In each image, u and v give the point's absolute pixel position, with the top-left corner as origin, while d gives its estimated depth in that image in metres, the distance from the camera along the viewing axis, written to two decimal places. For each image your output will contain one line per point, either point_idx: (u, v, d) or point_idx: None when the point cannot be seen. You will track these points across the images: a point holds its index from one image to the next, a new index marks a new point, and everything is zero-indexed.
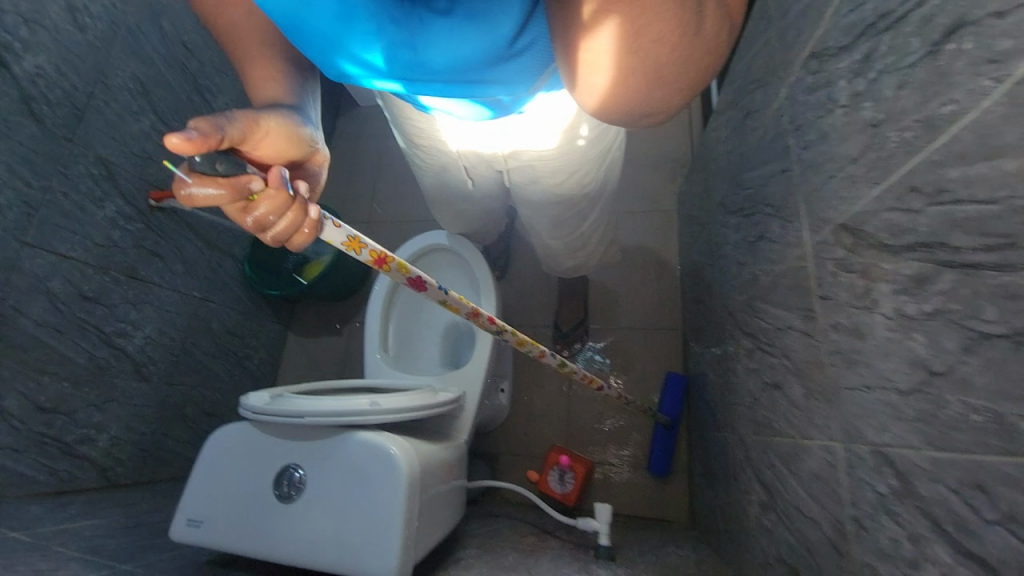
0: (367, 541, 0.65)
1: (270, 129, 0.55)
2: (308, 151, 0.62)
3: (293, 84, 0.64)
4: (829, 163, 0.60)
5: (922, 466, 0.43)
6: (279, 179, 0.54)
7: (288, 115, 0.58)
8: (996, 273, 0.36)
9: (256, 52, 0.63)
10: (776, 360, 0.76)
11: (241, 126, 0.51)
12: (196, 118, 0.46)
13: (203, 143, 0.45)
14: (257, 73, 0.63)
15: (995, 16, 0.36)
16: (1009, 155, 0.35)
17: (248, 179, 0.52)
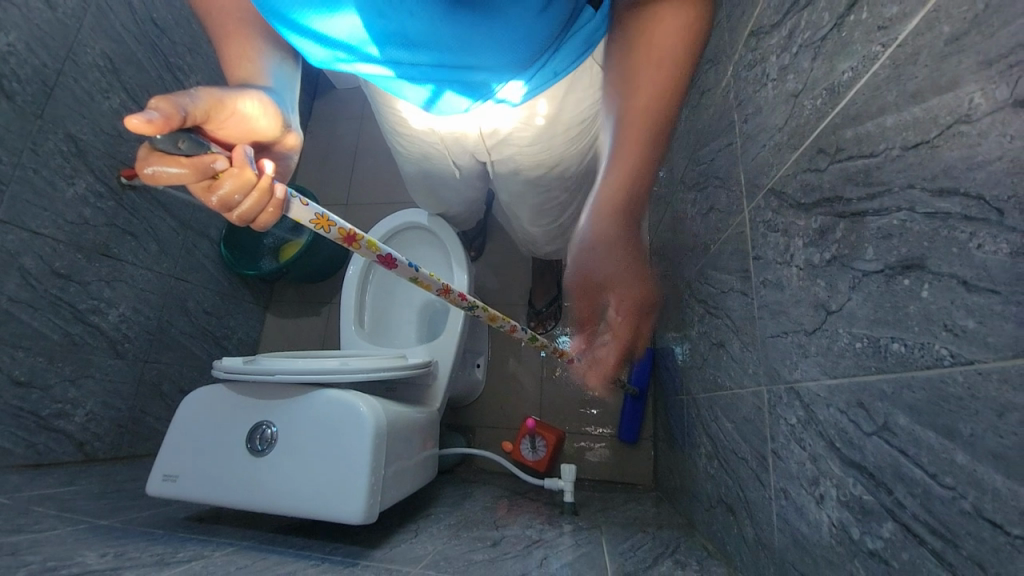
0: (337, 487, 0.70)
1: (235, 109, 0.54)
2: (275, 133, 0.61)
3: (269, 58, 0.66)
4: (762, 133, 0.65)
5: (822, 395, 0.48)
6: (244, 159, 0.53)
7: (255, 95, 0.57)
8: (875, 217, 0.41)
9: (231, 25, 0.64)
10: (721, 321, 0.83)
11: (206, 106, 0.49)
12: (155, 96, 0.44)
13: (164, 124, 0.44)
14: (232, 47, 0.64)
15: None
16: (888, 114, 0.40)
17: (214, 159, 0.51)
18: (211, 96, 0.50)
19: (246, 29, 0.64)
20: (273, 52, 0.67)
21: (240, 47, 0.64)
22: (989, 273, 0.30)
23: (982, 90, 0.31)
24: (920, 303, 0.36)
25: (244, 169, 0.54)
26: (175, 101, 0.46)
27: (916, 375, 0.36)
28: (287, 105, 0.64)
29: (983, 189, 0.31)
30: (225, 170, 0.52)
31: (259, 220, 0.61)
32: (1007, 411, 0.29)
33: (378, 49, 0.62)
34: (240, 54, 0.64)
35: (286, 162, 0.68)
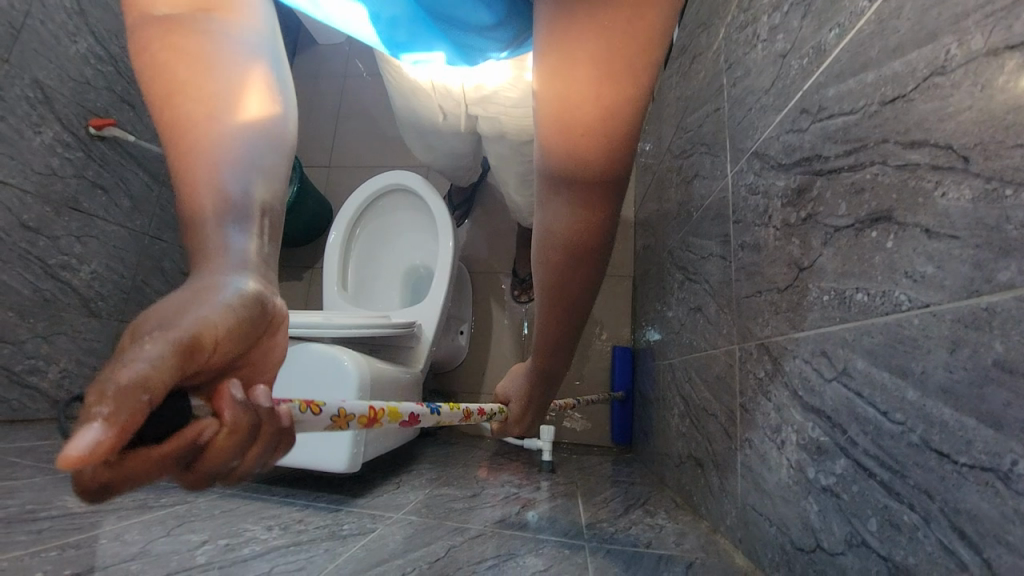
0: (323, 437, 0.72)
1: (218, 330, 0.29)
2: (261, 321, 0.34)
3: (238, 165, 0.40)
4: (749, 97, 0.66)
5: (789, 347, 0.51)
6: (240, 405, 0.28)
7: (226, 300, 0.31)
8: (850, 173, 0.42)
9: (178, 108, 0.40)
10: (699, 286, 0.85)
11: (173, 347, 0.26)
12: (96, 384, 0.23)
13: (110, 441, 0.23)
14: (184, 157, 0.40)
15: None
16: (870, 70, 0.40)
17: (198, 432, 0.27)
18: (176, 331, 0.27)
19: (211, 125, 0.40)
20: (253, 155, 0.41)
21: (191, 153, 0.39)
22: (951, 220, 0.31)
23: (959, 41, 0.32)
24: (884, 254, 0.37)
25: (243, 417, 0.29)
26: (117, 383, 0.24)
27: (876, 321, 0.38)
28: (253, 259, 0.37)
29: (952, 139, 0.32)
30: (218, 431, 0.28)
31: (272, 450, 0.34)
32: (956, 347, 0.30)
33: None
34: (189, 168, 0.39)
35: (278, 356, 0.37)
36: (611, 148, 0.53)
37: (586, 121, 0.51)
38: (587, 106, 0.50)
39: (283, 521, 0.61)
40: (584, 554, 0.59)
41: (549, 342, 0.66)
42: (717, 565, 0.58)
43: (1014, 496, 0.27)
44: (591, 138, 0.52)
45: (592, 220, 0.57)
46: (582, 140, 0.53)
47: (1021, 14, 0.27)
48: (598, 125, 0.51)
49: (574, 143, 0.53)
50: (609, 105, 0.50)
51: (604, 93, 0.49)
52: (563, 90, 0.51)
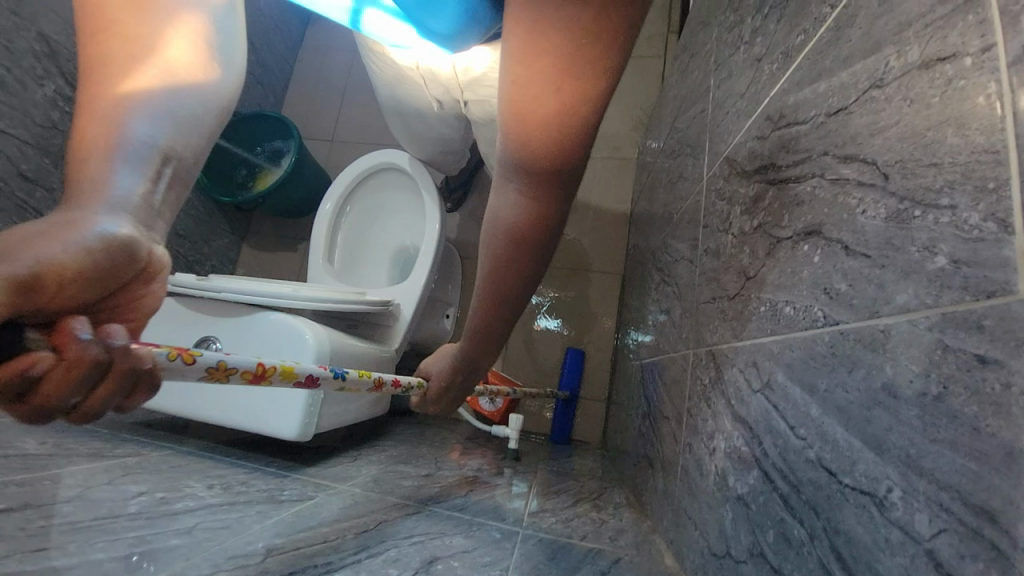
0: (275, 405, 0.74)
1: (68, 265, 0.31)
2: (128, 260, 0.35)
3: (151, 113, 0.40)
4: (729, 100, 0.65)
5: (729, 355, 0.51)
6: (78, 345, 0.29)
7: (93, 236, 0.33)
8: (796, 183, 0.42)
9: (106, 50, 0.40)
10: (670, 288, 0.84)
11: (7, 283, 0.27)
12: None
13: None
14: (99, 87, 0.40)
15: None
16: (823, 79, 0.39)
17: (32, 362, 0.28)
18: (18, 263, 0.28)
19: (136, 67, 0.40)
20: (172, 107, 0.42)
21: (107, 92, 0.40)
22: (866, 238, 0.31)
23: (898, 52, 0.30)
24: (812, 268, 0.37)
25: (82, 358, 0.29)
26: None
27: (797, 335, 0.37)
28: (139, 202, 0.38)
29: (877, 155, 0.31)
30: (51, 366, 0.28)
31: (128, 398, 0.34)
32: (855, 367, 0.30)
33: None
34: (99, 105, 0.39)
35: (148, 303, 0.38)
36: (564, 145, 0.53)
37: (544, 112, 0.51)
38: (545, 95, 0.50)
39: (227, 481, 0.63)
40: (515, 540, 0.60)
41: (485, 330, 0.64)
42: (645, 563, 0.59)
43: (885, 523, 0.27)
44: (545, 133, 0.52)
45: (536, 211, 0.57)
46: (533, 135, 0.52)
47: (956, 25, 0.26)
48: (557, 113, 0.51)
49: (530, 131, 0.52)
50: (566, 99, 0.50)
51: (564, 89, 0.49)
52: (525, 81, 0.50)
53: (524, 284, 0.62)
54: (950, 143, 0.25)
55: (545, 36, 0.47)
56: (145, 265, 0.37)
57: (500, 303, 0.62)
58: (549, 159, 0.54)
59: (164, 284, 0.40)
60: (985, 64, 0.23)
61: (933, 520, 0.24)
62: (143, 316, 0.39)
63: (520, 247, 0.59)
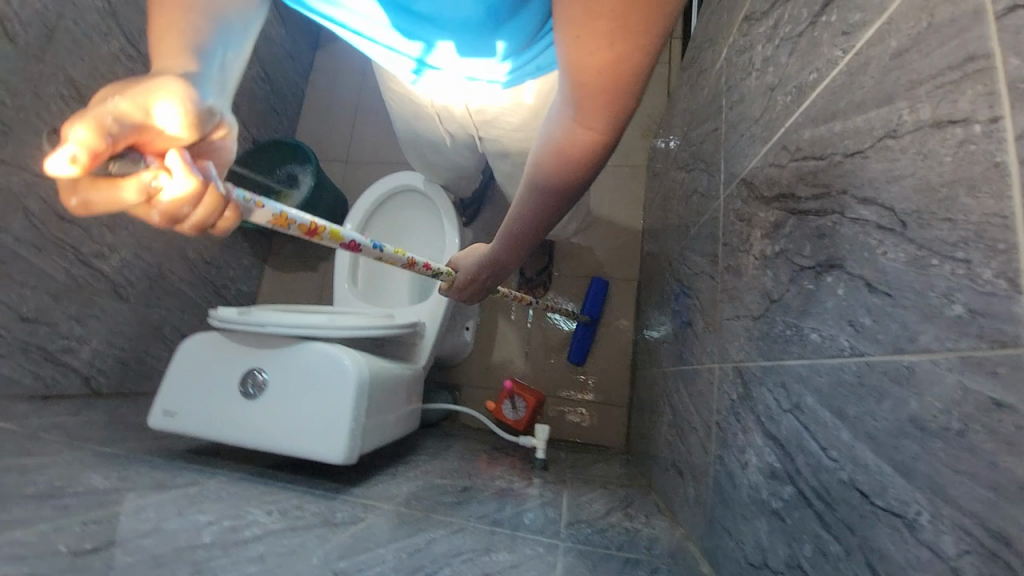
0: (321, 429, 0.78)
1: (174, 108, 0.36)
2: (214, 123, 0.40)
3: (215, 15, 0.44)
4: (743, 123, 0.67)
5: (757, 374, 0.53)
6: (181, 164, 0.37)
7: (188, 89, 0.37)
8: (816, 217, 0.44)
9: None
10: (691, 300, 0.87)
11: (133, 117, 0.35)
12: (72, 119, 0.32)
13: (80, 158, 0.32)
14: None
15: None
16: (838, 119, 0.42)
17: (150, 176, 0.36)
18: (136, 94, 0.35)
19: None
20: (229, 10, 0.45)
21: None
22: (887, 278, 0.33)
23: (910, 108, 0.33)
24: (836, 300, 0.39)
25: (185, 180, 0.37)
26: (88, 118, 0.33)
27: (825, 361, 0.40)
28: (218, 83, 0.43)
29: (895, 202, 0.33)
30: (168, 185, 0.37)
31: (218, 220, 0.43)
32: (883, 398, 0.33)
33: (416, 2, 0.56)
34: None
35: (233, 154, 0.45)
36: (615, 98, 0.47)
37: (599, 61, 0.43)
38: (602, 45, 0.41)
39: (283, 506, 0.67)
40: (557, 553, 0.64)
41: (521, 235, 0.71)
42: (682, 571, 0.62)
43: (915, 542, 0.29)
44: (602, 81, 0.45)
45: (576, 160, 0.55)
46: (584, 88, 0.46)
47: (965, 91, 0.28)
48: (616, 64, 0.43)
49: (586, 80, 0.45)
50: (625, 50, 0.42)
51: (621, 39, 0.41)
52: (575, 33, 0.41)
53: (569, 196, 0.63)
54: (963, 201, 0.28)
55: None
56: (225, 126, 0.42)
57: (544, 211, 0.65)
58: (605, 101, 0.47)
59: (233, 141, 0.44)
60: (993, 134, 0.26)
61: (958, 542, 0.26)
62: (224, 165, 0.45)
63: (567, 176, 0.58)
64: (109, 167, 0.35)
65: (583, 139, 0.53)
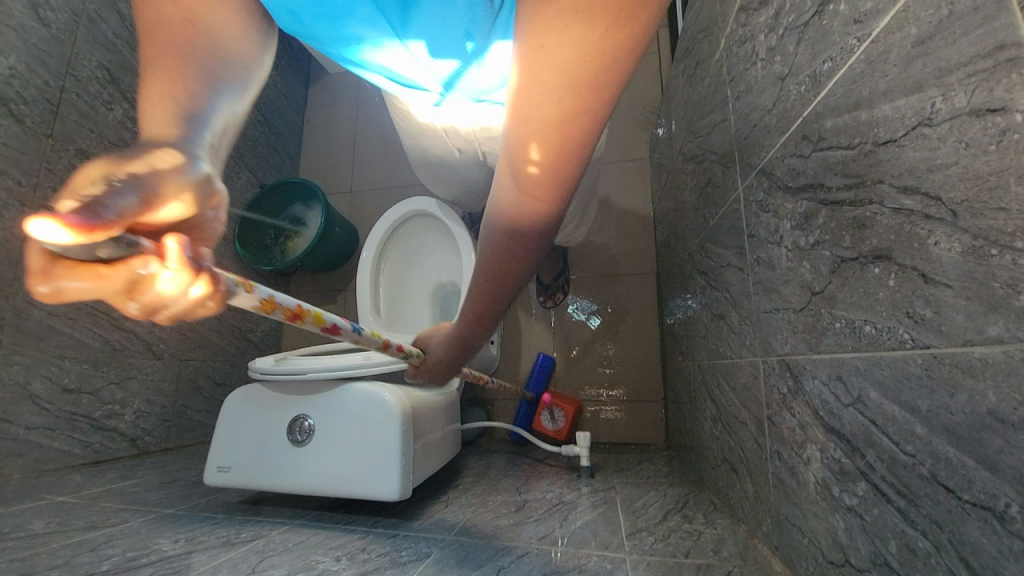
0: (373, 468, 0.79)
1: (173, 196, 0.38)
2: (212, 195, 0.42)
3: (218, 81, 0.52)
4: (754, 113, 0.67)
5: (808, 368, 0.53)
6: (181, 249, 0.36)
7: (188, 172, 0.41)
8: (852, 208, 0.44)
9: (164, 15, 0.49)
10: (720, 293, 0.86)
11: (139, 192, 0.35)
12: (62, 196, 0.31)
13: (84, 227, 0.31)
14: (164, 44, 0.49)
15: None
16: (863, 108, 0.41)
17: (145, 263, 0.35)
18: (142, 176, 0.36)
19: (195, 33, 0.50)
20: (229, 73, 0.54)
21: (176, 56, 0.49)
22: (944, 269, 0.33)
23: (943, 96, 0.32)
24: (888, 291, 0.39)
25: (184, 268, 0.36)
26: (82, 191, 0.32)
27: (884, 354, 0.40)
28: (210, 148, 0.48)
29: (940, 191, 0.33)
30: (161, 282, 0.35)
31: (203, 306, 0.41)
32: (956, 391, 0.33)
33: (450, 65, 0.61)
34: (164, 58, 0.49)
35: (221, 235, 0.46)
36: (568, 157, 0.50)
37: (546, 120, 0.47)
38: (547, 103, 0.45)
39: (349, 550, 0.68)
40: (625, 568, 0.63)
41: (491, 297, 0.68)
42: (755, 573, 0.61)
43: (1007, 535, 0.29)
44: (551, 138, 0.48)
45: (536, 209, 0.57)
46: (535, 143, 0.49)
47: (1002, 79, 0.28)
48: (560, 125, 0.47)
49: (538, 140, 0.49)
50: (568, 109, 0.45)
51: (563, 100, 0.45)
52: (536, 94, 0.45)
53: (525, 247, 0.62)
54: (1016, 191, 0.27)
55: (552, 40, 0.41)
56: (218, 193, 0.44)
57: (507, 263, 0.64)
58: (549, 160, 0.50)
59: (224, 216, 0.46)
60: None
61: None
62: (207, 238, 0.44)
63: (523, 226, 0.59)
64: (103, 255, 0.33)
65: (539, 192, 0.54)
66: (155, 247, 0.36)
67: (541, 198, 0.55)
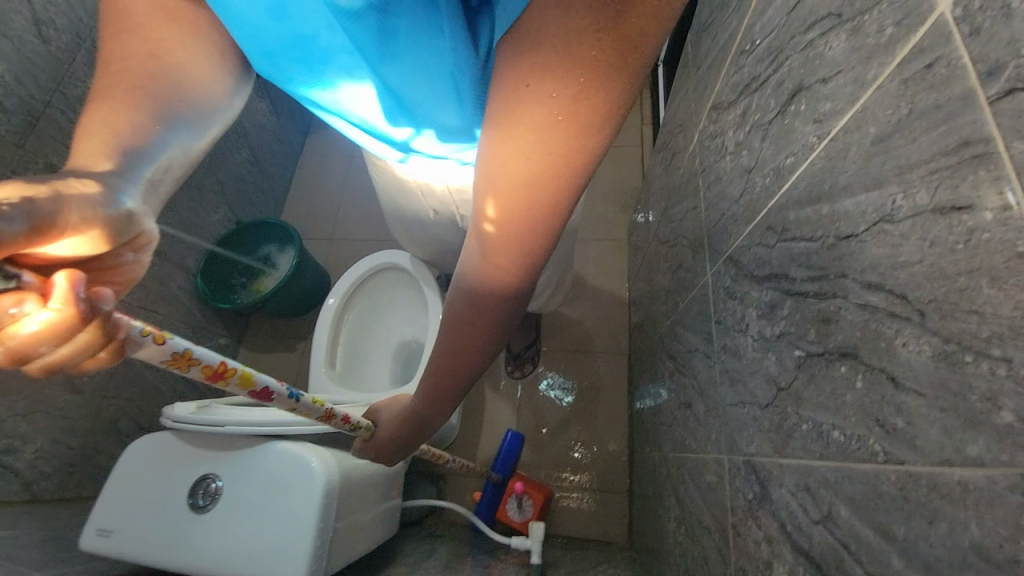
0: (280, 548, 0.68)
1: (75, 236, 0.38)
2: (128, 233, 0.43)
3: (175, 113, 0.52)
4: (722, 202, 0.68)
5: (774, 473, 0.47)
6: (65, 288, 0.33)
7: (108, 206, 0.41)
8: (816, 300, 0.42)
9: (131, 49, 0.51)
10: (687, 380, 0.82)
11: (29, 221, 0.34)
12: None
13: None
14: (123, 72, 0.50)
15: (821, 87, 0.42)
16: (824, 202, 0.41)
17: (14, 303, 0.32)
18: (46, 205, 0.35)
19: (156, 66, 0.51)
20: (192, 107, 0.54)
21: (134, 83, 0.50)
22: (913, 374, 0.30)
23: (904, 193, 0.31)
24: (856, 393, 0.36)
25: (64, 310, 0.33)
26: None
27: (853, 466, 0.35)
28: (144, 183, 0.47)
29: (906, 289, 0.31)
30: (31, 320, 0.32)
31: (90, 357, 0.37)
32: (936, 519, 0.28)
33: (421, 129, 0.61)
34: (118, 85, 0.50)
35: (142, 273, 0.47)
36: (535, 226, 0.47)
37: (513, 183, 0.43)
38: (516, 165, 0.42)
39: None
40: None
41: (458, 365, 0.63)
42: None
43: None
44: (519, 204, 0.45)
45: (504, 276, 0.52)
46: (502, 207, 0.45)
47: (966, 177, 0.27)
48: (531, 191, 0.43)
49: (506, 204, 0.45)
50: (539, 173, 0.42)
51: (534, 163, 0.42)
52: (503, 153, 0.42)
53: (493, 314, 0.57)
54: (989, 293, 0.25)
55: (526, 103, 0.40)
56: (144, 234, 0.45)
57: (472, 327, 0.59)
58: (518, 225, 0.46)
59: (147, 255, 0.47)
60: (1009, 222, 0.24)
61: None
62: (126, 278, 0.46)
63: (492, 292, 0.55)
64: None
65: (506, 258, 0.50)
66: (37, 284, 0.33)
67: (504, 266, 0.51)
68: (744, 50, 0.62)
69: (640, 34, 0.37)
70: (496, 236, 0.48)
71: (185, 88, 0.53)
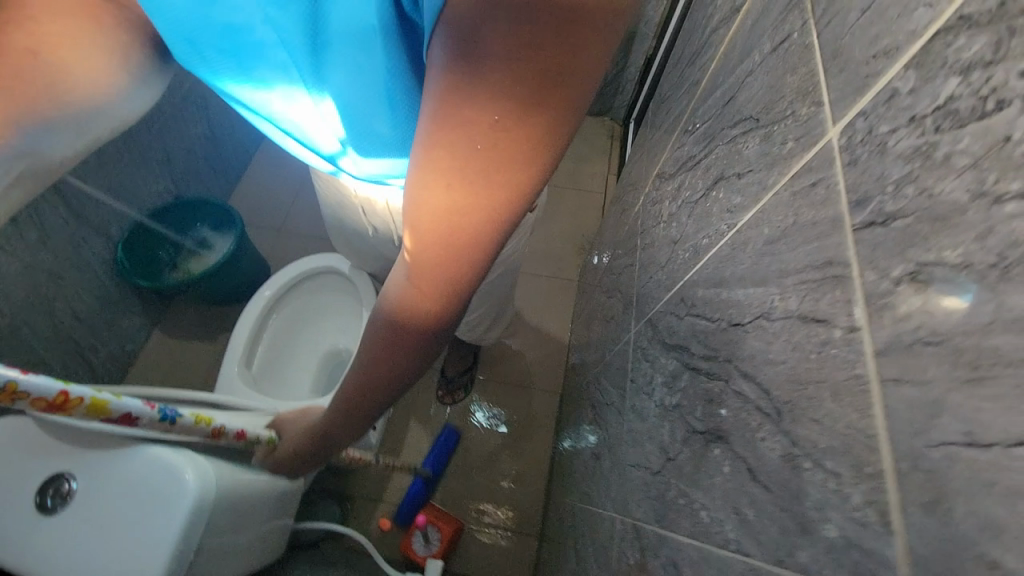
0: (129, 569, 0.61)
1: None
2: None
3: (46, 120, 0.53)
4: (652, 266, 0.70)
5: (652, 543, 0.48)
6: None
7: None
8: (706, 378, 0.44)
9: (12, 43, 0.48)
10: (601, 431, 0.83)
11: None
12: None
13: None
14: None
15: (736, 180, 0.46)
16: (724, 286, 0.43)
17: None
18: None
19: (32, 68, 0.49)
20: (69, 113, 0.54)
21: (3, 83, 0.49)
22: (766, 469, 0.31)
23: (781, 295, 0.34)
24: (723, 478, 0.37)
25: None
26: None
27: (712, 549, 0.36)
28: None
29: (772, 385, 0.33)
30: None
31: None
32: None
33: (355, 140, 0.60)
34: None
35: None
36: (459, 257, 0.44)
37: (430, 211, 0.41)
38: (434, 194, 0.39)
39: None
40: None
41: (379, 380, 0.60)
42: None
43: None
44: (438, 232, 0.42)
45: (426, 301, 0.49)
46: (422, 233, 0.43)
47: (827, 293, 0.29)
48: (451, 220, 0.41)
49: (426, 231, 0.42)
50: (454, 205, 0.40)
51: (451, 195, 0.39)
52: (424, 179, 0.39)
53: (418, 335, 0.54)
54: (830, 407, 0.27)
55: (442, 131, 0.37)
56: None
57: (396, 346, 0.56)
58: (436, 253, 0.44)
59: None
60: (853, 343, 0.26)
61: None
62: None
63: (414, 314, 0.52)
64: None
65: (427, 284, 0.48)
66: None
67: (428, 290, 0.49)
68: (687, 130, 0.66)
69: (570, 68, 0.33)
70: (419, 260, 0.46)
71: (64, 95, 0.52)
